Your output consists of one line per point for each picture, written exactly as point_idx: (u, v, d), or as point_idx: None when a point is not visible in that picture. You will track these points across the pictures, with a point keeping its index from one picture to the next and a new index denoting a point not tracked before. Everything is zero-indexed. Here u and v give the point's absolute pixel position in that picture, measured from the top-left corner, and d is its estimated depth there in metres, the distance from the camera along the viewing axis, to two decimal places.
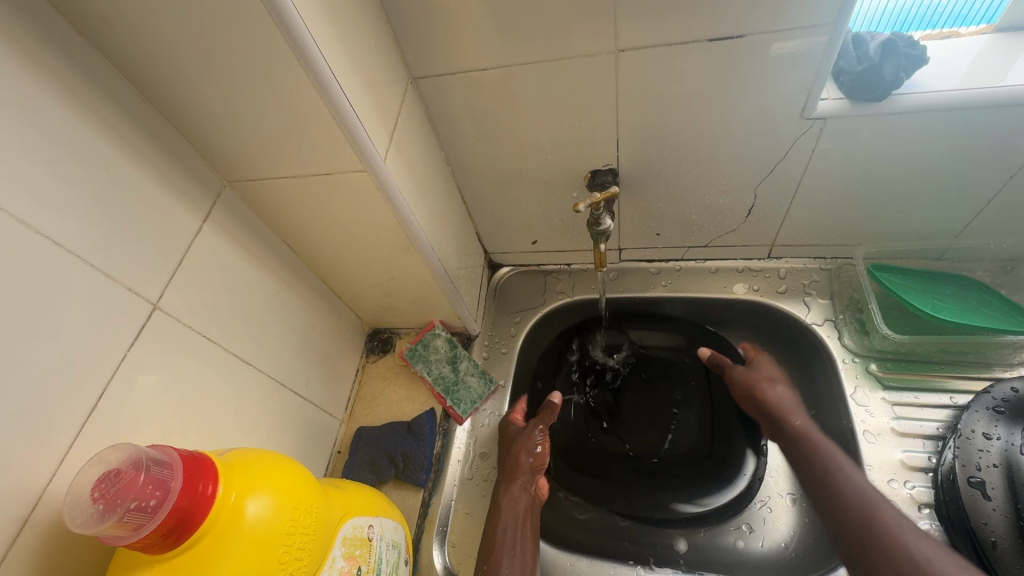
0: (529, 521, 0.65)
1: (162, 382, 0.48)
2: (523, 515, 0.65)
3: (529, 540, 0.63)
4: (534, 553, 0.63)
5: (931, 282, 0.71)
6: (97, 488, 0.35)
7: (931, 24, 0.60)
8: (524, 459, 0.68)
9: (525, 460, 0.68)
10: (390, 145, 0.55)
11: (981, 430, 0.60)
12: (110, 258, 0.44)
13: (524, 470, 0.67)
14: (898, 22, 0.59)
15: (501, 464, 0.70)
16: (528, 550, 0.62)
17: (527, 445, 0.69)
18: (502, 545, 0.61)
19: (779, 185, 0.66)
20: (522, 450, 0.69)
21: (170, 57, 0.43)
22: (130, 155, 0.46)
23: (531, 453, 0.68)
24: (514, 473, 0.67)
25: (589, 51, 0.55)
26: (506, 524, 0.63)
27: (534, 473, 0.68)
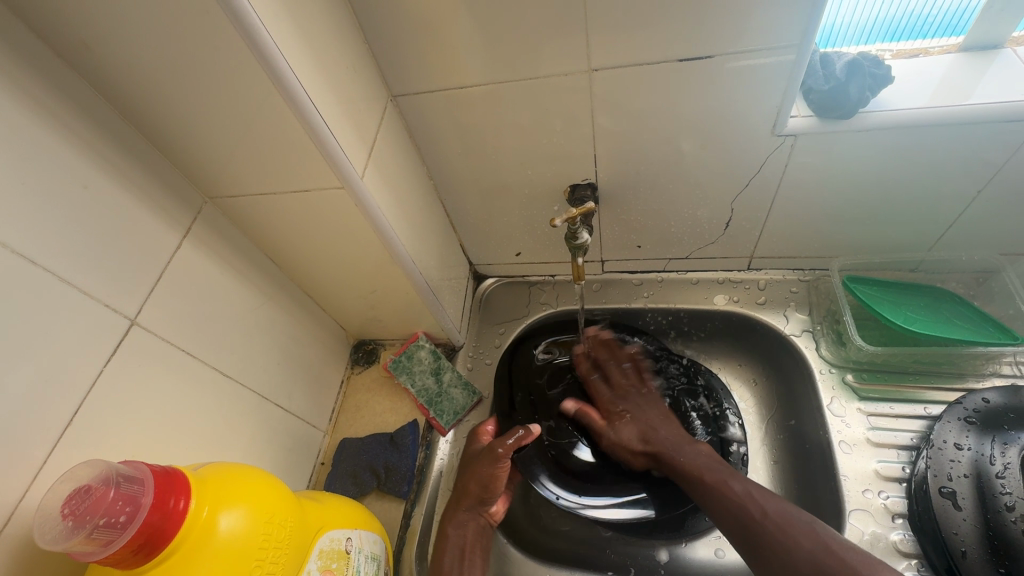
0: (475, 545, 0.65)
1: (141, 397, 0.49)
2: (470, 540, 0.65)
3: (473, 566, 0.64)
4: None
5: (905, 293, 0.72)
6: (67, 505, 0.36)
7: (921, 34, 0.61)
8: (476, 488, 0.67)
9: (476, 490, 0.67)
10: (369, 162, 0.56)
11: (952, 441, 0.61)
12: (90, 273, 0.45)
13: (475, 499, 0.67)
14: (889, 33, 0.61)
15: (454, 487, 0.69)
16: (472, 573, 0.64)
17: (480, 472, 0.67)
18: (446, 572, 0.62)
19: (754, 198, 0.68)
20: (475, 477, 0.67)
21: (149, 79, 0.44)
22: (109, 173, 0.47)
23: (482, 482, 0.67)
24: (462, 502, 0.66)
25: (563, 70, 0.57)
26: (450, 549, 0.64)
27: (485, 502, 0.67)
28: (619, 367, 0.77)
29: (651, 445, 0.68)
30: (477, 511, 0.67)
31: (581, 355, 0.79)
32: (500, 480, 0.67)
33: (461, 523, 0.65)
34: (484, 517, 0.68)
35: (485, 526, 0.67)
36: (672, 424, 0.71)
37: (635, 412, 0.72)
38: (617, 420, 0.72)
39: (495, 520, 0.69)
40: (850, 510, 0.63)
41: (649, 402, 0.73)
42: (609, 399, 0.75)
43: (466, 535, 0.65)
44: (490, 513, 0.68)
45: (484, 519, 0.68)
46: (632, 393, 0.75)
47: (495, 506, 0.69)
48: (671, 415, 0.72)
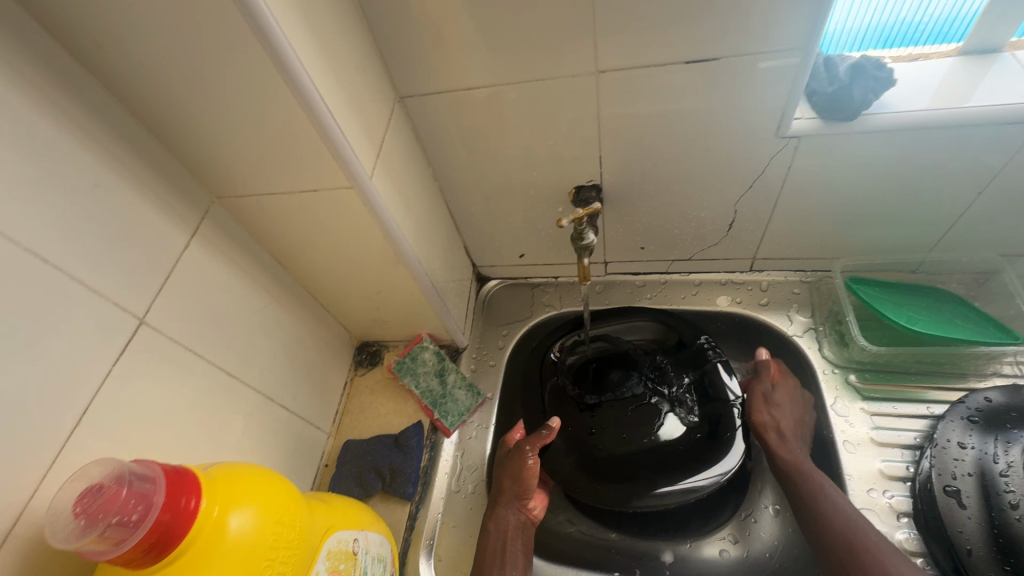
0: (517, 539, 0.65)
1: (148, 397, 0.49)
2: (512, 534, 0.65)
3: (517, 559, 0.64)
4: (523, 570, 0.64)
5: (907, 294, 0.73)
6: (79, 503, 0.35)
7: (913, 41, 0.62)
8: (511, 484, 0.68)
9: (510, 485, 0.68)
10: (377, 163, 0.56)
11: (956, 440, 0.61)
12: (98, 272, 0.45)
13: (512, 495, 0.68)
14: (882, 39, 0.62)
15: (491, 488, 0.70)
16: (516, 566, 0.63)
17: (512, 470, 0.69)
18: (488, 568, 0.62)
19: (758, 200, 0.68)
20: (509, 474, 0.69)
21: (161, 78, 0.44)
22: (119, 172, 0.47)
23: (515, 478, 0.68)
24: (500, 497, 0.68)
25: (571, 72, 0.57)
26: (494, 541, 0.64)
27: (523, 497, 0.68)
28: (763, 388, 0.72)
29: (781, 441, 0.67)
30: (516, 507, 0.68)
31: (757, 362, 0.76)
32: (533, 474, 0.68)
33: (501, 519, 0.66)
34: (523, 514, 0.68)
35: (525, 523, 0.68)
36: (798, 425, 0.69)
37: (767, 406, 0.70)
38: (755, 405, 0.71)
39: (534, 517, 0.70)
40: (856, 509, 0.63)
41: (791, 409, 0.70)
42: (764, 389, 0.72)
43: (506, 530, 0.65)
44: (529, 511, 0.69)
45: (524, 516, 0.68)
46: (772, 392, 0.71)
47: (534, 504, 0.70)
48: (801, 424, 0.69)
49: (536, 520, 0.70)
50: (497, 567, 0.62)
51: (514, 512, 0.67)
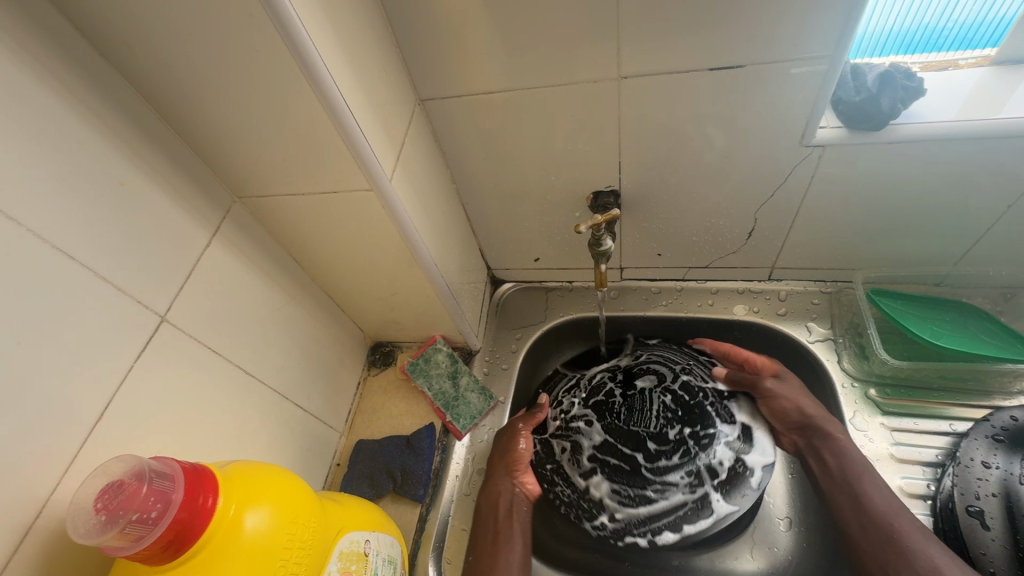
0: (512, 512, 0.68)
1: (167, 393, 0.49)
2: (503, 507, 0.68)
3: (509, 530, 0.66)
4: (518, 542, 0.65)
5: (930, 308, 0.71)
6: (100, 499, 0.36)
7: (936, 48, 0.60)
8: (500, 457, 0.72)
9: (500, 462, 0.71)
10: (397, 166, 0.57)
11: (980, 459, 0.60)
12: (119, 269, 0.46)
13: (502, 466, 0.71)
14: (904, 45, 0.60)
15: (492, 460, 0.73)
16: (511, 538, 0.65)
17: (501, 447, 0.73)
18: (484, 542, 0.65)
19: (780, 208, 0.67)
20: (499, 450, 0.73)
21: (189, 80, 0.45)
22: (144, 170, 0.48)
23: (503, 452, 0.72)
24: (500, 468, 0.71)
25: (592, 77, 0.57)
26: (488, 515, 0.67)
27: (515, 470, 0.71)
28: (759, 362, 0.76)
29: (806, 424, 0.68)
30: (510, 481, 0.70)
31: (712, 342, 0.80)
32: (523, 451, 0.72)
33: (491, 492, 0.69)
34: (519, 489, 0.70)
35: (519, 497, 0.70)
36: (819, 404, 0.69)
37: (773, 385, 0.72)
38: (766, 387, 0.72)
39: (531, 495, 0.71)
40: None
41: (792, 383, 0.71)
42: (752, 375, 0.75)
43: (498, 503, 0.68)
44: (524, 486, 0.71)
45: (519, 492, 0.70)
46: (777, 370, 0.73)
47: (528, 480, 0.71)
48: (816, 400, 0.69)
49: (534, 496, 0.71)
50: (491, 539, 0.65)
51: (506, 487, 0.69)
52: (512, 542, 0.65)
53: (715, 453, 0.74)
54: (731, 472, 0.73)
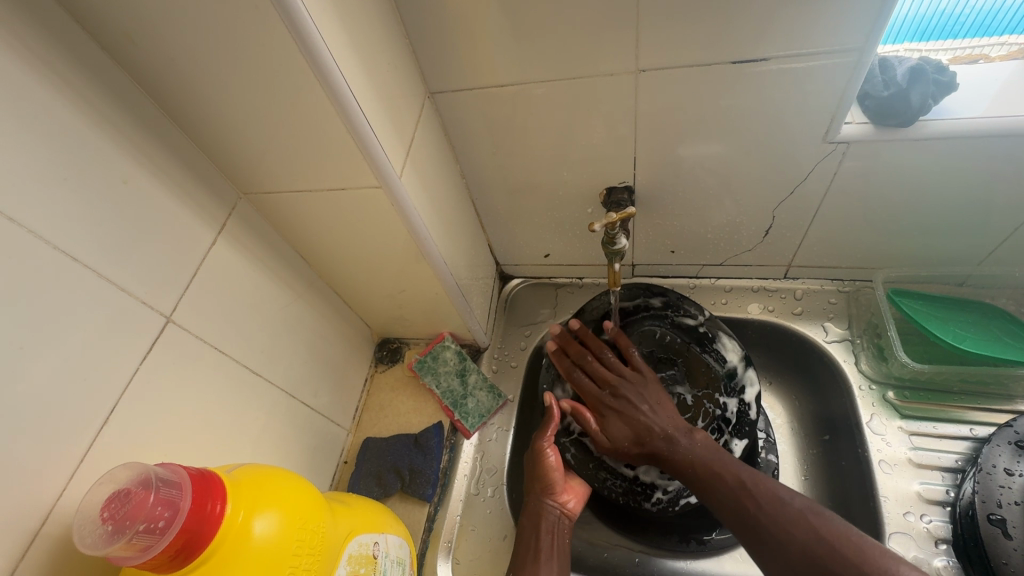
0: (555, 533, 0.63)
1: (174, 395, 0.48)
2: (544, 528, 0.63)
3: (550, 553, 0.61)
4: (561, 566, 0.61)
5: (952, 309, 0.69)
6: (107, 509, 0.35)
7: (952, 35, 0.56)
8: (533, 478, 0.67)
9: (533, 482, 0.67)
10: (406, 161, 0.55)
11: (1002, 466, 0.58)
12: (123, 269, 0.45)
13: (537, 487, 0.66)
14: (918, 32, 0.56)
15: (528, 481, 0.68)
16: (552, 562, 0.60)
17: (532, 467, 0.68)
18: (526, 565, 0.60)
19: (798, 207, 0.65)
20: (531, 471, 0.68)
21: (191, 73, 0.43)
22: (147, 167, 0.47)
23: (535, 472, 0.67)
24: (536, 489, 0.66)
25: (609, 70, 0.55)
26: (529, 536, 0.63)
27: (550, 489, 0.66)
28: (607, 360, 0.68)
29: (646, 445, 0.62)
30: (547, 501, 0.65)
31: (557, 354, 0.71)
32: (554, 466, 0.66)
33: (532, 514, 0.64)
34: (559, 509, 0.65)
35: (560, 518, 0.65)
36: (667, 414, 0.63)
37: (623, 406, 0.64)
38: (606, 422, 0.65)
39: (573, 513, 0.66)
40: (890, 532, 0.61)
41: (640, 393, 0.64)
42: (598, 399, 0.66)
43: (539, 524, 0.63)
44: (563, 504, 0.66)
45: (558, 510, 0.65)
46: (623, 386, 0.65)
47: (568, 498, 0.67)
48: (665, 403, 0.64)
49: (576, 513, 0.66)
50: (530, 561, 0.60)
51: (546, 507, 0.65)
52: (553, 563, 0.60)
53: (721, 403, 0.68)
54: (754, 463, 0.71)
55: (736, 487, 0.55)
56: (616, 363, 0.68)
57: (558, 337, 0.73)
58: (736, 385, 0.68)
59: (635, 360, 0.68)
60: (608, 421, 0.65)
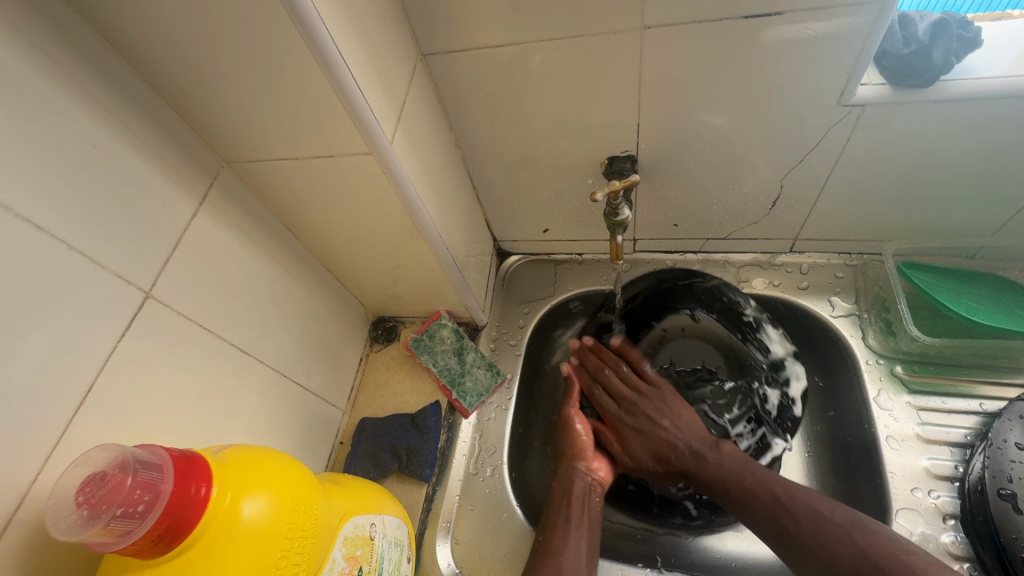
0: (585, 501, 0.61)
1: (155, 375, 0.46)
2: (574, 492, 0.62)
3: (580, 519, 0.59)
4: (591, 532, 0.58)
5: (962, 282, 0.67)
6: (81, 492, 0.33)
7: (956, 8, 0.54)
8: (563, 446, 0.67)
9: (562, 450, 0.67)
10: (398, 127, 0.52)
11: (1014, 440, 0.57)
12: (95, 240, 0.41)
13: (566, 454, 0.66)
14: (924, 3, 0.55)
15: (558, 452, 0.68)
16: (582, 527, 0.58)
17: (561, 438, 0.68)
18: (555, 530, 0.58)
19: (809, 176, 0.63)
20: (560, 442, 0.68)
21: (161, 26, 0.40)
22: (119, 132, 0.43)
23: (564, 442, 0.67)
24: (564, 456, 0.66)
25: (613, 28, 0.51)
26: (559, 500, 0.61)
27: (580, 457, 0.65)
28: (618, 373, 0.71)
29: (672, 463, 0.63)
30: (578, 468, 0.64)
31: (575, 371, 0.74)
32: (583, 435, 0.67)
33: (562, 480, 0.63)
34: (590, 477, 0.64)
35: (591, 485, 0.63)
36: (691, 428, 0.64)
37: (642, 425, 0.66)
38: (626, 439, 0.66)
39: (604, 483, 0.65)
40: (897, 509, 0.60)
41: (659, 406, 0.66)
42: (619, 417, 0.68)
43: (570, 490, 0.62)
44: (594, 472, 0.65)
45: (590, 478, 0.64)
46: (637, 405, 0.67)
47: (599, 466, 0.66)
48: (684, 414, 0.65)
49: (608, 482, 0.65)
50: (560, 522, 0.59)
51: (575, 472, 0.64)
52: (583, 528, 0.58)
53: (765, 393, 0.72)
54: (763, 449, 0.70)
55: (772, 506, 0.55)
56: (628, 377, 0.70)
57: (581, 346, 0.76)
58: (781, 377, 0.72)
59: (642, 367, 0.72)
60: (627, 440, 0.66)
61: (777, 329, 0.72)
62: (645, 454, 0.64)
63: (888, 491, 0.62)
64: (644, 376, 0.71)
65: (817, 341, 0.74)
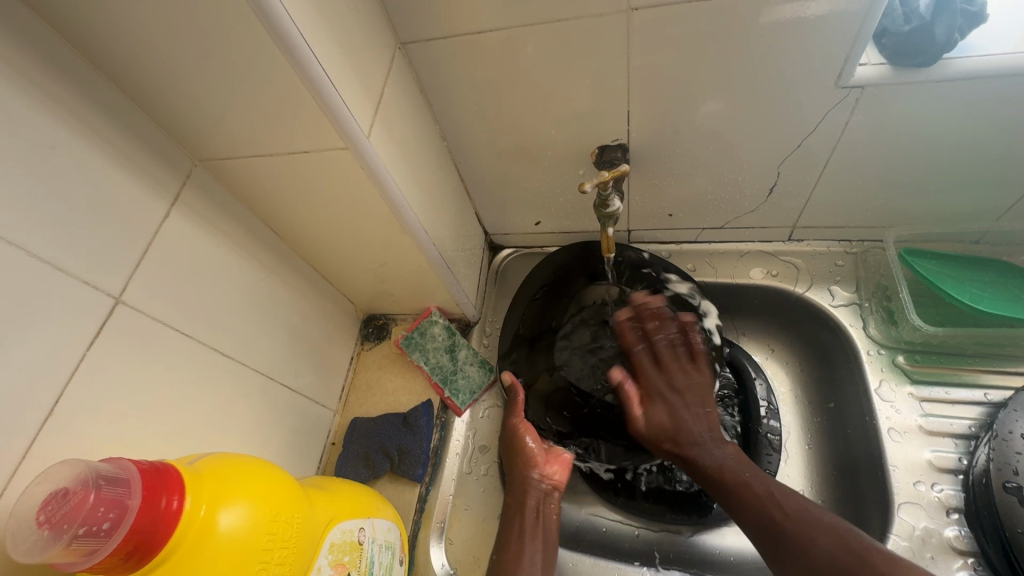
0: (540, 511, 0.60)
1: (132, 383, 0.45)
2: (529, 503, 0.60)
3: (536, 532, 0.58)
4: (546, 546, 0.57)
5: (967, 269, 0.65)
6: (43, 511, 0.31)
7: None
8: (510, 454, 0.65)
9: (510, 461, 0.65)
10: (376, 119, 0.50)
11: (1020, 431, 0.56)
12: (57, 246, 0.40)
13: (516, 457, 0.64)
14: None
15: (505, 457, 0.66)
16: (535, 539, 0.57)
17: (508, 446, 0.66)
18: (508, 548, 0.57)
19: (806, 161, 0.60)
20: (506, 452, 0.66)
21: (117, 18, 0.38)
22: (80, 132, 0.41)
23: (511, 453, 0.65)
24: (512, 466, 0.64)
25: (598, 11, 0.49)
26: (513, 513, 0.60)
27: (532, 465, 0.63)
28: (669, 341, 0.62)
29: (681, 448, 0.57)
30: (531, 476, 0.62)
31: (626, 322, 0.63)
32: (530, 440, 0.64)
33: (516, 491, 0.61)
34: (545, 483, 0.63)
35: (548, 492, 0.62)
36: (710, 419, 0.58)
37: (674, 402, 0.59)
38: (652, 406, 0.59)
39: (558, 485, 0.64)
40: (899, 503, 0.59)
41: (699, 391, 0.59)
42: (653, 378, 0.60)
43: (523, 501, 0.61)
44: (550, 477, 0.64)
45: (545, 484, 0.63)
46: (677, 376, 0.60)
47: (555, 469, 0.64)
48: (710, 408, 0.59)
49: (562, 484, 0.64)
50: (513, 538, 0.57)
51: (530, 480, 0.62)
52: (536, 542, 0.57)
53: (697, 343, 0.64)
54: (760, 442, 0.68)
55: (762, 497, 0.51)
56: (682, 350, 0.61)
57: (636, 306, 0.64)
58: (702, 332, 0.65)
59: (700, 356, 0.61)
60: (652, 407, 0.60)
61: (683, 276, 0.68)
62: (664, 423, 0.58)
63: (891, 484, 0.60)
64: (694, 354, 0.62)
65: (812, 329, 0.72)
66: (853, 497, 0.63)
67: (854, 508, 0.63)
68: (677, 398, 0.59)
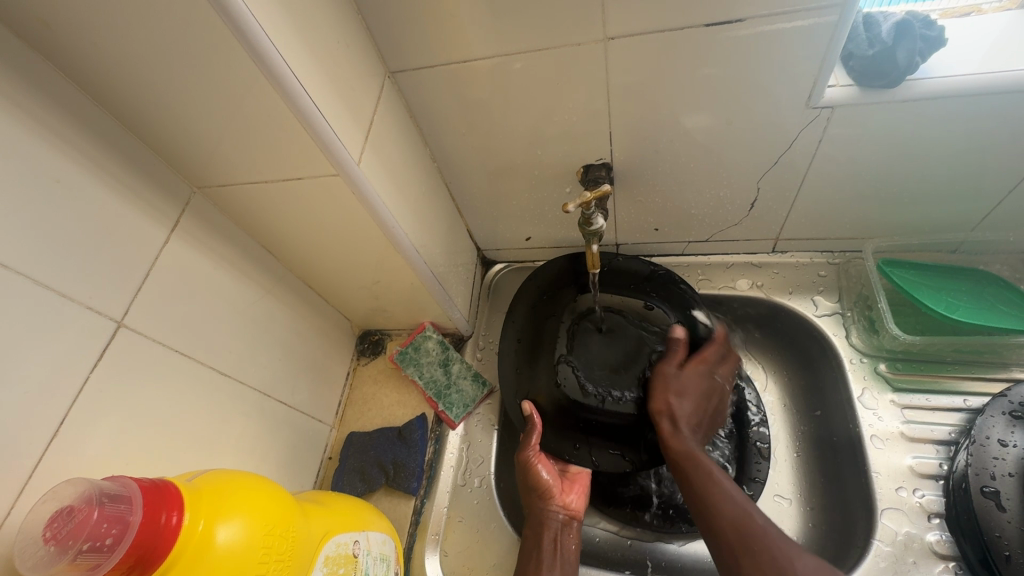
0: (558, 541, 0.62)
1: (133, 402, 0.46)
2: (547, 536, 0.62)
3: (555, 561, 0.60)
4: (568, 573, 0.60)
5: (945, 279, 0.67)
6: (49, 528, 0.33)
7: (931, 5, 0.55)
8: (526, 487, 0.66)
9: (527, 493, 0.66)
10: (366, 146, 0.52)
11: (996, 437, 0.57)
12: (61, 273, 0.42)
13: (532, 493, 0.65)
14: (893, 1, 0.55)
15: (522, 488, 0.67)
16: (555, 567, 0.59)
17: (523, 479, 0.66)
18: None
19: (784, 177, 0.63)
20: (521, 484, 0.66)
21: (120, 59, 0.40)
22: (83, 164, 0.43)
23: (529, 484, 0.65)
24: (533, 497, 0.65)
25: (576, 40, 0.52)
26: (531, 544, 0.61)
27: (547, 497, 0.64)
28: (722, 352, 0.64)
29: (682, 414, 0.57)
30: (549, 509, 0.64)
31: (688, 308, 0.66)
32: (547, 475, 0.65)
33: (534, 523, 0.63)
34: (563, 512, 0.64)
35: (567, 522, 0.64)
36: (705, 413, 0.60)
37: (708, 385, 0.61)
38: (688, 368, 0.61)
39: (576, 513, 0.66)
40: (882, 509, 0.61)
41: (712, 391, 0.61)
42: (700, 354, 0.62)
43: (543, 532, 0.62)
44: (567, 506, 0.65)
45: (563, 514, 0.64)
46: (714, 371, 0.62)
47: (572, 498, 0.66)
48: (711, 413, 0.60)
49: (580, 512, 0.66)
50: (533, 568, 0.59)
51: (548, 513, 0.63)
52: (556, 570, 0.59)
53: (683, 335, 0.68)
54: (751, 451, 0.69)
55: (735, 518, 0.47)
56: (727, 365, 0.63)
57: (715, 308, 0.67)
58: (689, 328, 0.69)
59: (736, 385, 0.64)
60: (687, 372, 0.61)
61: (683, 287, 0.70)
62: (671, 394, 0.59)
63: (874, 491, 0.62)
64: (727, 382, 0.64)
65: (794, 339, 0.74)
66: (839, 504, 0.65)
67: (840, 511, 0.64)
68: (699, 381, 0.60)
